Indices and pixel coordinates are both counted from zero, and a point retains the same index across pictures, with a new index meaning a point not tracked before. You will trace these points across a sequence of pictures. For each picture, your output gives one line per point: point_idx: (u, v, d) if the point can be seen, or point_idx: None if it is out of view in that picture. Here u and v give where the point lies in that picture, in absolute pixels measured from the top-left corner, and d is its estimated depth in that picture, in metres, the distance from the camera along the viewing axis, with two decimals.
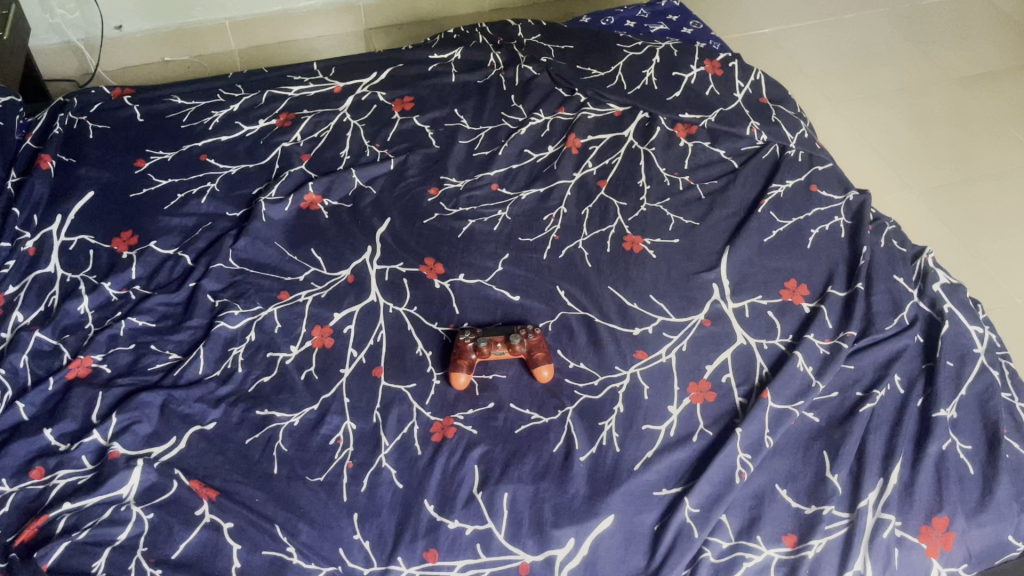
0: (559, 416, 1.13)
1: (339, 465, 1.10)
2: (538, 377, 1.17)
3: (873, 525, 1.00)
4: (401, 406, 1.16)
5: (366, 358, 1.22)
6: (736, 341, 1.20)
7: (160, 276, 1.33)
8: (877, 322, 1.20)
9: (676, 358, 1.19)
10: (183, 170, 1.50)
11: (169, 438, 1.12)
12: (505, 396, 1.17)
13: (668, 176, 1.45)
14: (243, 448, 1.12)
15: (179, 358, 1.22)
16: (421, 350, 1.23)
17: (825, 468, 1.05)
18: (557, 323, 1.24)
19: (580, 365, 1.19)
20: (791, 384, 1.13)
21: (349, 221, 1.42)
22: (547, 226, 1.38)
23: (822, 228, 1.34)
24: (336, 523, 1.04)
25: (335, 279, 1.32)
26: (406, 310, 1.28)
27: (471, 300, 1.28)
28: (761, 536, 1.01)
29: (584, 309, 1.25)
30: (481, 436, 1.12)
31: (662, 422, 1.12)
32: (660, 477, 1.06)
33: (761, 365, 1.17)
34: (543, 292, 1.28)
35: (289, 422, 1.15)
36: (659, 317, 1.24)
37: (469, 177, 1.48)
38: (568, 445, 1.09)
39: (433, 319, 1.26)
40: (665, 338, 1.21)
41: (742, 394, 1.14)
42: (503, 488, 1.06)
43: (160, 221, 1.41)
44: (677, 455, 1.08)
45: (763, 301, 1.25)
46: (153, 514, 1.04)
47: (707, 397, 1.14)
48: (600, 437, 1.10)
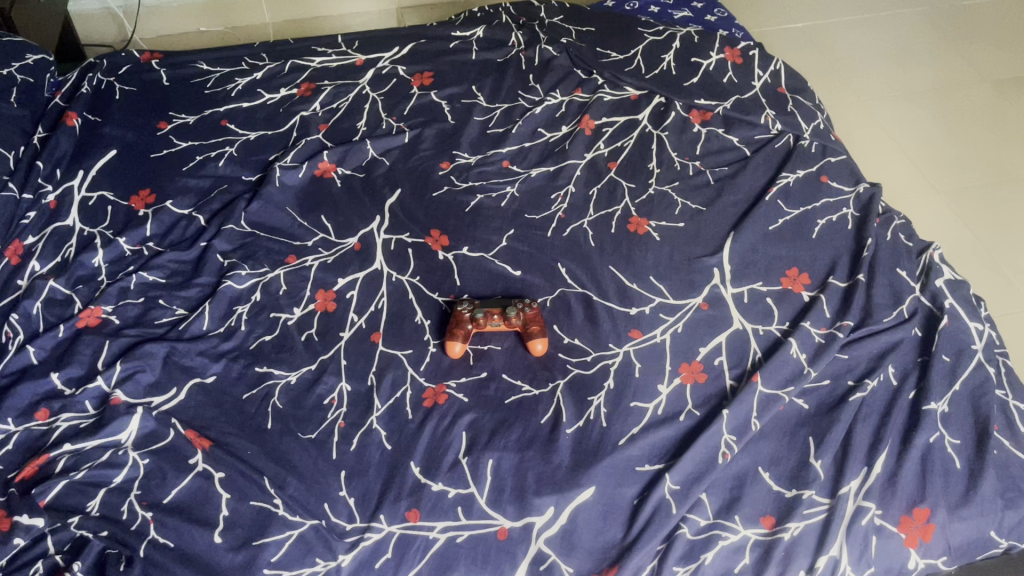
0: (549, 389, 1.15)
1: (331, 424, 1.13)
2: (532, 350, 1.18)
3: (852, 512, 1.00)
4: (397, 371, 1.18)
5: (366, 323, 1.24)
6: (732, 325, 1.20)
7: (173, 235, 1.37)
8: (876, 313, 1.19)
9: (671, 338, 1.19)
10: (204, 134, 1.54)
11: (170, 389, 1.16)
12: (498, 366, 1.18)
13: (679, 161, 1.45)
14: (240, 402, 1.15)
15: (185, 314, 1.25)
16: (420, 318, 1.25)
17: (809, 453, 1.06)
18: (555, 299, 1.25)
19: (575, 340, 1.20)
20: (783, 371, 1.13)
21: (360, 191, 1.44)
22: (554, 204, 1.39)
23: (829, 219, 1.33)
24: (324, 479, 1.07)
25: (342, 246, 1.35)
26: (409, 279, 1.30)
27: (472, 272, 1.30)
28: (739, 516, 1.01)
29: (583, 286, 1.26)
30: (472, 404, 1.14)
31: (650, 400, 1.13)
32: (644, 453, 1.07)
33: (755, 350, 1.17)
34: (545, 268, 1.29)
35: (287, 380, 1.18)
36: (657, 298, 1.24)
37: (481, 153, 1.50)
38: (556, 418, 1.11)
39: (433, 289, 1.28)
40: (661, 319, 1.22)
41: (733, 376, 1.15)
42: (489, 455, 1.08)
43: (177, 182, 1.45)
44: (662, 433, 1.09)
45: (763, 288, 1.25)
46: (148, 460, 1.07)
47: (697, 378, 1.15)
48: (588, 411, 1.12)
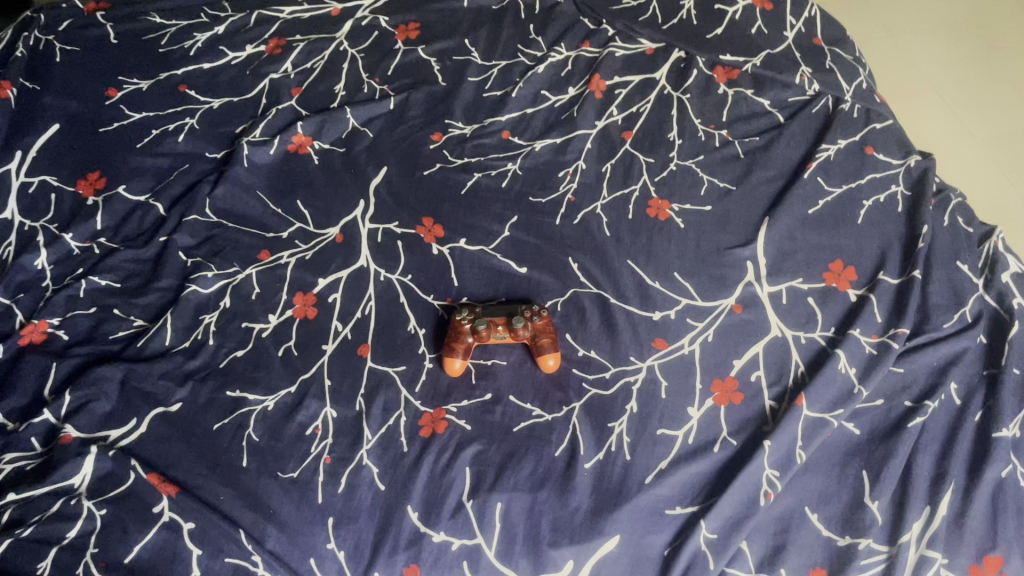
0: (563, 414, 1.00)
1: (315, 460, 0.98)
2: (542, 366, 1.03)
3: (915, 563, 0.87)
4: (389, 392, 1.04)
5: (351, 333, 1.09)
6: (770, 331, 1.06)
7: (128, 227, 1.20)
8: (934, 318, 1.04)
9: (699, 349, 1.05)
10: (160, 102, 1.35)
11: (129, 420, 1.01)
12: (504, 386, 1.04)
13: (704, 129, 1.27)
14: (209, 435, 1.00)
15: (144, 326, 1.09)
16: (413, 327, 1.09)
17: (864, 492, 0.92)
18: (567, 303, 1.09)
19: (590, 353, 1.05)
20: (830, 390, 0.99)
21: (340, 170, 1.27)
22: (563, 184, 1.22)
23: (876, 199, 1.17)
24: (309, 529, 0.93)
25: (322, 238, 1.19)
26: (399, 278, 1.14)
27: (471, 269, 1.14)
28: (784, 570, 0.88)
29: (598, 286, 1.11)
30: (475, 433, 1.00)
31: (678, 426, 0.99)
32: (674, 493, 0.94)
33: (797, 363, 1.03)
34: (554, 264, 1.13)
35: (263, 406, 1.03)
36: (683, 300, 1.09)
37: (477, 122, 1.32)
38: (572, 449, 0.97)
39: (428, 291, 1.12)
40: (688, 326, 1.07)
41: (773, 396, 1.00)
42: (496, 498, 0.94)
43: (130, 162, 1.27)
44: (693, 468, 0.95)
45: (803, 286, 1.09)
46: (106, 510, 0.93)
47: (732, 399, 1.01)
48: (609, 441, 0.98)
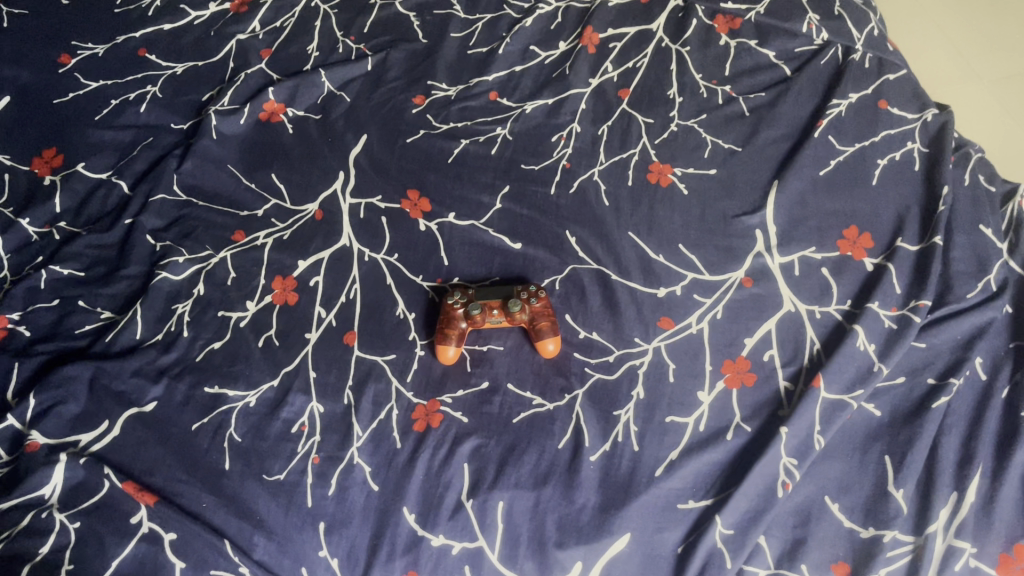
0: (566, 402, 0.94)
1: (302, 460, 0.92)
2: (541, 351, 0.97)
3: (943, 554, 0.82)
4: (378, 383, 0.97)
5: (336, 320, 1.02)
6: (782, 306, 0.99)
7: (90, 209, 1.11)
8: (957, 287, 0.98)
9: (708, 328, 0.98)
10: (119, 69, 1.25)
11: (100, 422, 0.93)
12: (501, 374, 0.97)
13: (705, 85, 1.19)
14: (188, 436, 0.94)
15: (113, 318, 1.02)
16: (402, 311, 1.02)
17: (887, 480, 0.87)
18: (565, 281, 1.02)
19: (592, 335, 0.99)
20: (849, 370, 0.93)
21: (316, 139, 1.18)
22: (556, 148, 1.14)
23: (891, 157, 1.10)
24: (299, 536, 0.87)
25: (300, 215, 1.11)
26: (385, 258, 1.06)
27: (462, 246, 1.06)
28: (805, 565, 0.83)
29: (598, 261, 1.03)
30: (473, 426, 0.93)
31: (688, 412, 0.93)
32: (687, 485, 0.88)
33: (812, 340, 0.97)
34: (549, 238, 1.06)
35: (244, 403, 0.96)
36: (689, 274, 1.02)
37: (462, 83, 1.23)
38: (576, 441, 0.91)
39: (417, 272, 1.05)
40: (696, 303, 1.00)
41: (788, 377, 0.95)
42: (497, 497, 0.88)
43: (89, 136, 1.17)
44: (706, 458, 0.89)
45: (816, 256, 1.03)
46: (80, 523, 0.84)
47: (744, 381, 0.95)
48: (615, 431, 0.92)
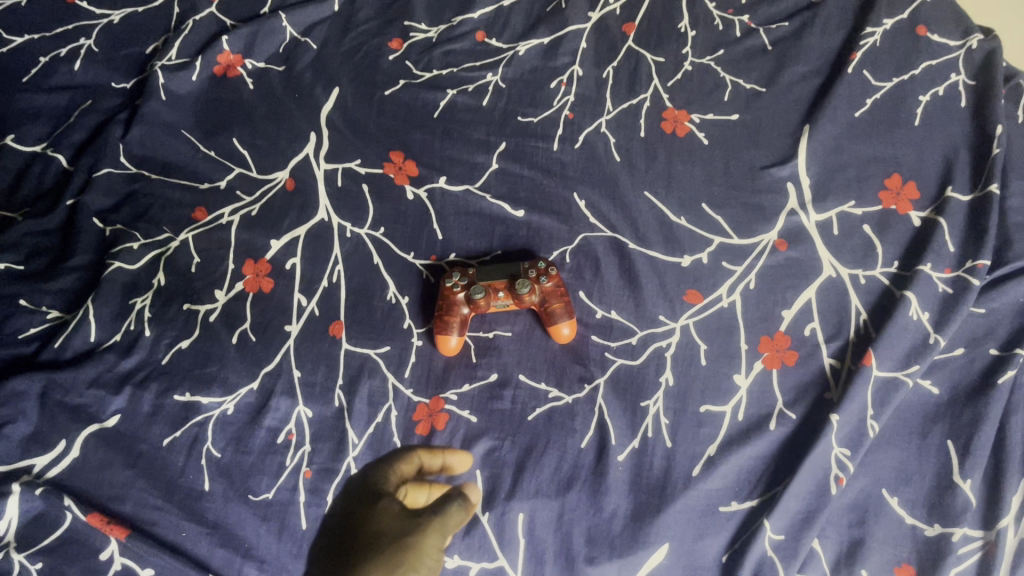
0: (586, 394, 0.84)
1: (292, 476, 0.81)
2: (555, 336, 0.86)
3: (1017, 549, 0.73)
4: (372, 381, 0.86)
5: (319, 308, 0.90)
6: (821, 271, 0.88)
7: (25, 189, 0.96)
8: (1016, 242, 0.87)
9: (740, 301, 0.87)
10: (47, 21, 1.08)
11: (56, 443, 0.81)
12: (511, 364, 0.86)
13: (719, 15, 1.06)
14: (159, 454, 0.82)
15: (61, 318, 0.89)
16: (393, 295, 0.90)
17: (952, 468, 0.77)
18: (576, 253, 0.90)
19: (611, 314, 0.87)
20: (902, 343, 0.83)
21: (282, 95, 1.03)
22: (557, 96, 1.01)
23: (934, 93, 0.97)
24: (294, 564, 0.77)
25: (270, 186, 0.97)
26: (371, 233, 0.94)
27: (456, 217, 0.94)
28: (865, 571, 0.75)
29: (612, 227, 0.91)
30: (483, 426, 0.83)
31: (724, 399, 0.83)
32: (729, 485, 0.79)
33: (857, 309, 0.86)
34: (555, 203, 0.94)
35: (221, 412, 0.84)
36: (716, 238, 0.91)
37: (444, 23, 1.09)
38: (601, 438, 0.81)
39: (408, 249, 0.93)
40: (725, 271, 0.89)
41: (833, 353, 0.84)
42: (516, 509, 0.78)
43: (18, 102, 1.02)
44: (748, 452, 0.80)
45: (857, 211, 0.91)
46: (42, 564, 0.74)
47: (785, 360, 0.84)
48: (644, 425, 0.82)
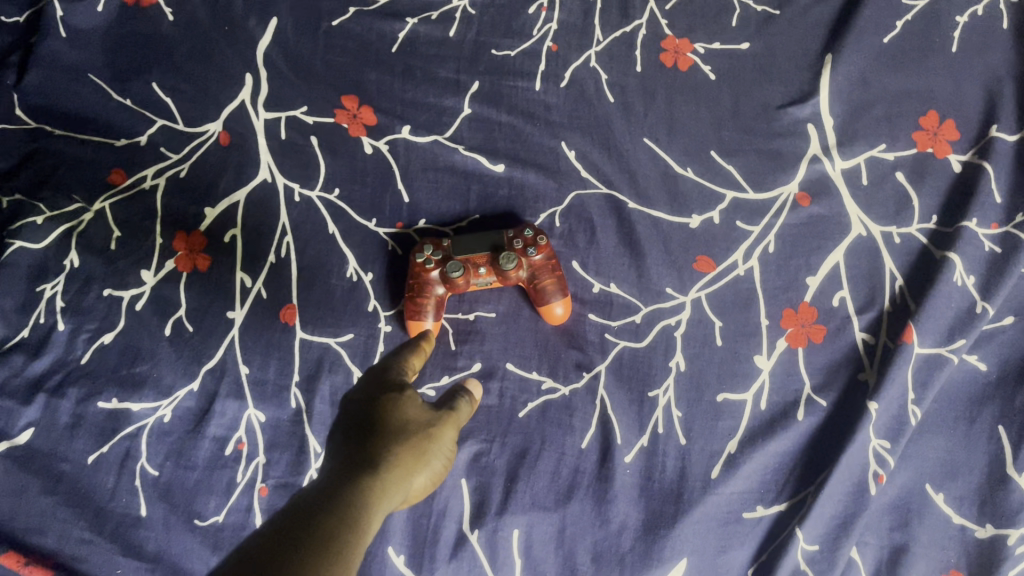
0: (585, 383, 0.72)
1: (245, 494, 0.69)
2: (547, 317, 0.73)
3: None
4: (335, 376, 0.73)
5: (267, 290, 0.76)
6: (850, 230, 0.77)
7: None
8: None
9: (759, 267, 0.76)
10: None
11: None
12: (497, 350, 0.74)
13: None
14: (84, 474, 0.69)
15: None
16: (353, 271, 0.77)
17: (1004, 459, 0.68)
18: (567, 215, 0.78)
19: (610, 288, 0.75)
20: (945, 314, 0.72)
21: (208, 28, 0.86)
22: (536, 24, 0.86)
23: (973, 12, 0.83)
24: None
25: (200, 141, 0.81)
26: (324, 197, 0.80)
27: (425, 175, 0.80)
28: None
29: (607, 183, 0.79)
30: (466, 426, 0.71)
31: (744, 386, 0.72)
32: (753, 487, 0.68)
33: (892, 273, 0.75)
34: (540, 155, 0.81)
35: (156, 419, 0.72)
36: (729, 193, 0.78)
37: None
38: (604, 437, 0.70)
39: (369, 215, 0.79)
40: (740, 232, 0.77)
41: (866, 326, 0.73)
42: (510, 524, 0.67)
43: None
44: (774, 448, 0.69)
45: (888, 156, 0.79)
46: None
47: (811, 336, 0.73)
48: (653, 419, 0.71)
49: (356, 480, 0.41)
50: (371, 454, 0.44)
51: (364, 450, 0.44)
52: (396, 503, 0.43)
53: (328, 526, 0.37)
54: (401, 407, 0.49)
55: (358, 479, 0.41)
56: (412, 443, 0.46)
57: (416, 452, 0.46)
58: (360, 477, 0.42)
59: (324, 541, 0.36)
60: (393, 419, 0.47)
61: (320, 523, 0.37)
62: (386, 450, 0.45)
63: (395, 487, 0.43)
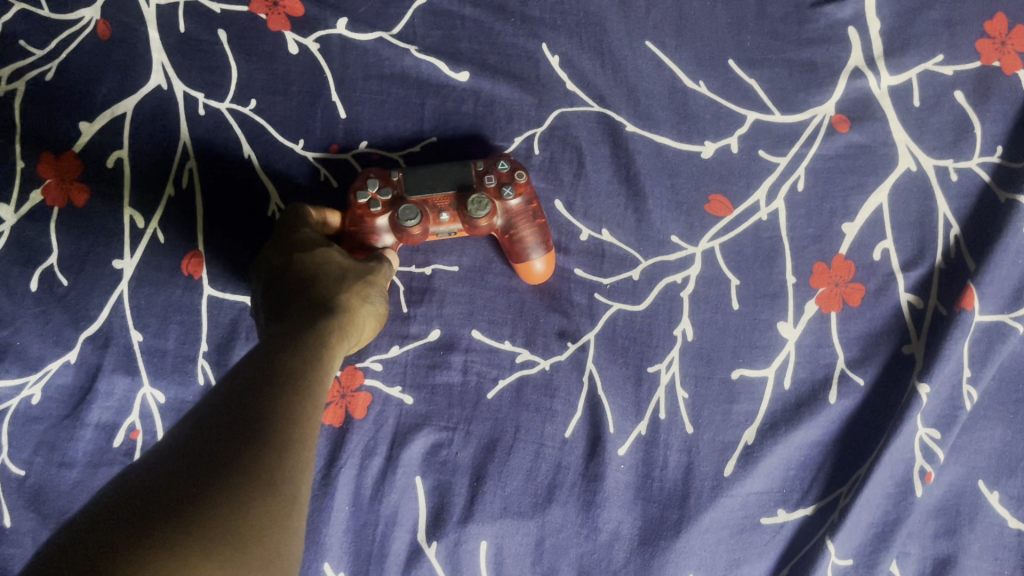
0: (570, 356, 0.58)
1: None
2: (524, 274, 0.59)
3: None
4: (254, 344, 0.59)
5: (163, 232, 0.59)
6: (898, 164, 0.62)
7: None
8: None
9: (784, 211, 0.61)
10: None
11: None
12: (459, 310, 0.59)
13: None
14: None
15: None
16: (275, 209, 0.61)
17: None
18: (547, 140, 0.63)
19: (602, 234, 0.61)
20: (1010, 275, 0.58)
21: None
22: None
23: None
24: None
25: (72, 31, 0.61)
26: (238, 111, 0.62)
27: (368, 85, 0.63)
28: None
29: (600, 100, 0.63)
30: (421, 411, 0.57)
31: (765, 361, 0.58)
32: (775, 486, 0.56)
33: (946, 219, 0.61)
34: (515, 60, 0.64)
35: (23, 402, 0.56)
36: (750, 115, 0.63)
37: None
38: (592, 424, 0.57)
39: (297, 135, 0.62)
40: (762, 166, 0.62)
41: (914, 285, 0.60)
42: (476, 536, 0.54)
43: None
44: (801, 437, 0.57)
45: (947, 70, 0.64)
46: None
47: (847, 298, 0.60)
48: (654, 401, 0.57)
49: (308, 321, 0.45)
50: (324, 298, 0.47)
51: (316, 295, 0.47)
52: (349, 344, 0.48)
53: (296, 358, 0.40)
54: (339, 259, 0.52)
55: (313, 320, 0.45)
56: (353, 294, 0.49)
57: (357, 297, 0.50)
58: (316, 319, 0.45)
59: (294, 374, 0.39)
60: (330, 268, 0.50)
61: (288, 356, 0.40)
62: (336, 296, 0.48)
63: (345, 330, 0.47)
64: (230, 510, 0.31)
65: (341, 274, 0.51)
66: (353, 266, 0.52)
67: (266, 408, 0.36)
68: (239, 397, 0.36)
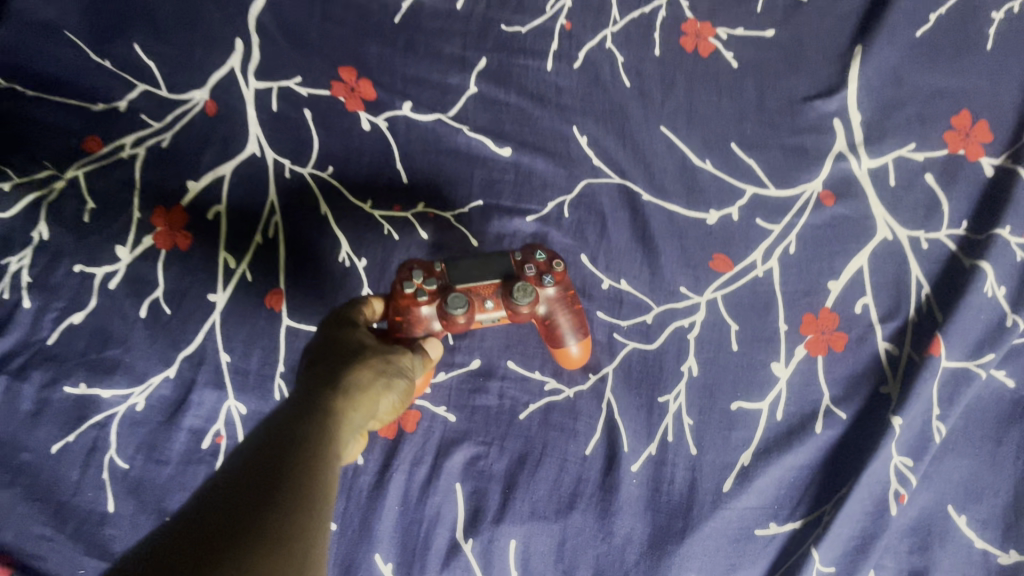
0: (590, 386, 0.68)
1: None
2: (562, 358, 0.67)
3: None
4: None
5: (252, 272, 0.71)
6: (875, 233, 0.73)
7: None
8: None
9: (778, 269, 0.72)
10: None
11: None
12: (496, 346, 0.70)
13: None
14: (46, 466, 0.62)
15: None
16: (346, 256, 0.72)
17: None
18: (577, 205, 0.74)
19: (620, 284, 0.72)
20: (973, 327, 0.68)
21: None
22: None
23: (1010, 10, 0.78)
24: None
25: (184, 108, 0.75)
26: (318, 175, 0.74)
27: (428, 157, 0.76)
28: None
29: (621, 173, 0.75)
30: (462, 427, 0.66)
31: (759, 395, 0.68)
32: (768, 503, 0.64)
33: (918, 280, 0.71)
34: (550, 140, 0.77)
35: (128, 408, 0.65)
36: (749, 188, 0.75)
37: None
38: (609, 443, 0.66)
39: (366, 195, 0.74)
40: (758, 232, 0.73)
41: (891, 335, 0.69)
42: (506, 534, 0.62)
43: None
44: (790, 461, 0.65)
45: (918, 156, 0.75)
46: None
47: (831, 344, 0.69)
48: (662, 427, 0.66)
49: (326, 390, 0.44)
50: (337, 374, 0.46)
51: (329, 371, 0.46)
52: (364, 416, 0.46)
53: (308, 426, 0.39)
54: (355, 342, 0.51)
55: (324, 391, 0.44)
56: (370, 368, 0.48)
57: (374, 371, 0.48)
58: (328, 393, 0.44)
59: (305, 439, 0.38)
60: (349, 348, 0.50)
61: (301, 426, 0.39)
62: (350, 372, 0.47)
63: (360, 399, 0.45)
64: (260, 559, 0.29)
65: (359, 351, 0.50)
66: (372, 347, 0.52)
67: (277, 470, 0.34)
68: (253, 461, 0.34)
